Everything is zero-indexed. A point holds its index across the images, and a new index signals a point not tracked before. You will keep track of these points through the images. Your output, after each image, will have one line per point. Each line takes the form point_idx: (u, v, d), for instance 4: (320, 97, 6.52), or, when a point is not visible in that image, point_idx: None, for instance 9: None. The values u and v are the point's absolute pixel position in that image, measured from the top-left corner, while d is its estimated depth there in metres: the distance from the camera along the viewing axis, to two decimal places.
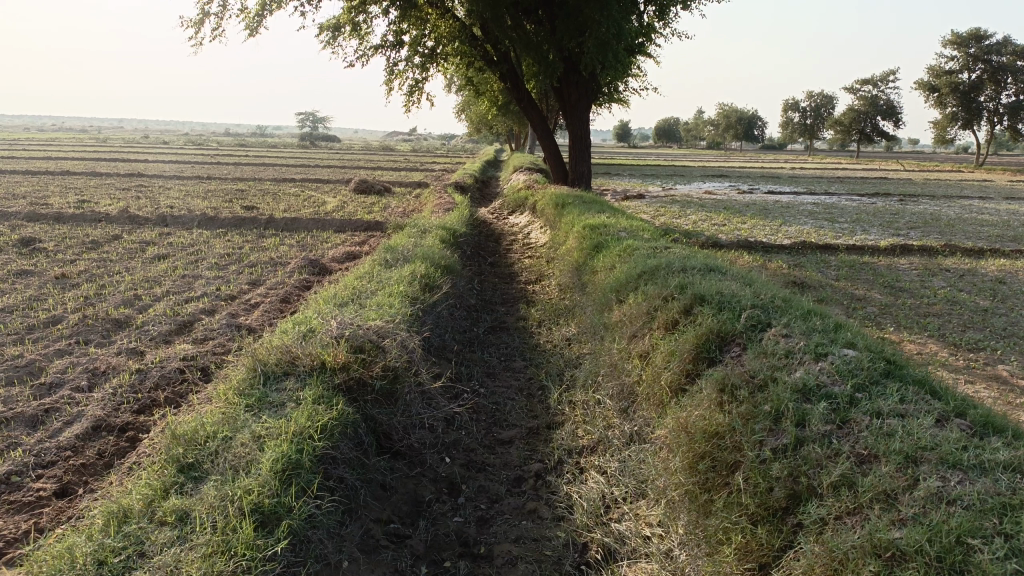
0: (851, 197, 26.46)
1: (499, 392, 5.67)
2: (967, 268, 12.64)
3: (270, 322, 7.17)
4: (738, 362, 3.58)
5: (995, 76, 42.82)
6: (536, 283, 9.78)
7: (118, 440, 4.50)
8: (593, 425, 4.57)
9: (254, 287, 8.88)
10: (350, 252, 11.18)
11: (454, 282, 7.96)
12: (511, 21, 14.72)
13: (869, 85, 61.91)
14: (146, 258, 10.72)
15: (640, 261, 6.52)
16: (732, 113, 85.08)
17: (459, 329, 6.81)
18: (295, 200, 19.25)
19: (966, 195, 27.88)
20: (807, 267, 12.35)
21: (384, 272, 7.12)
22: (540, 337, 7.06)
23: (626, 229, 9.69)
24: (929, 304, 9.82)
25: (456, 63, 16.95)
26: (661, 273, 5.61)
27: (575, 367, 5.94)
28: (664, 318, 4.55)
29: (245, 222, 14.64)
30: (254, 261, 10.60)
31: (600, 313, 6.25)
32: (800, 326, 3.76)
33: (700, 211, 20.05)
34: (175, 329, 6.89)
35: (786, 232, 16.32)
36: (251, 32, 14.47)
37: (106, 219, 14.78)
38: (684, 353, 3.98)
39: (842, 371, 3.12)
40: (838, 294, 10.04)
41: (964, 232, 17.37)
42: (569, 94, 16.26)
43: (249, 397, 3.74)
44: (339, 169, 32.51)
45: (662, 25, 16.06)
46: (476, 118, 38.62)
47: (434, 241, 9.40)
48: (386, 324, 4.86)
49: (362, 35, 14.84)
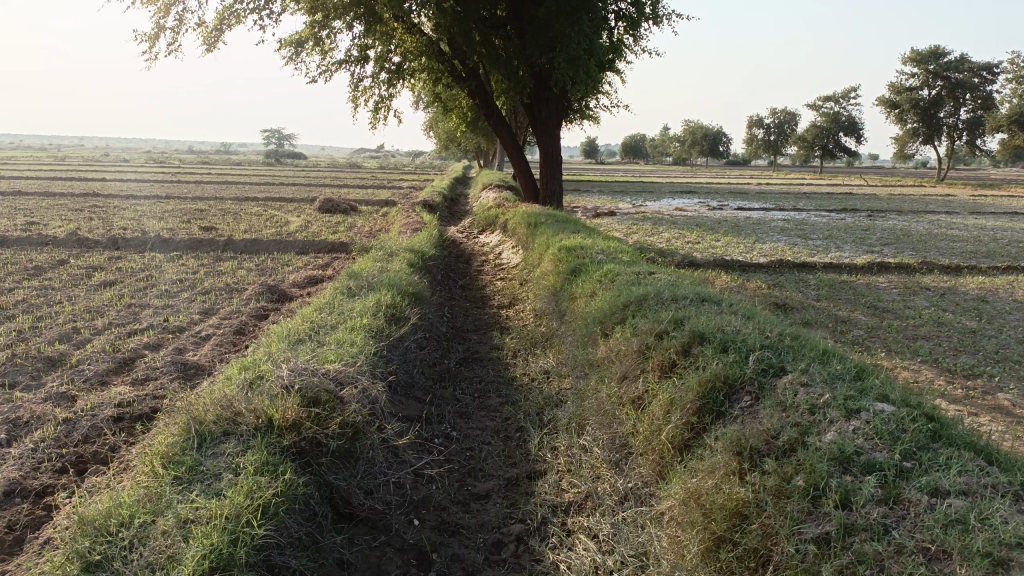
0: (820, 212, 26.50)
1: (473, 435, 5.11)
2: (947, 286, 12.40)
3: (221, 358, 6.55)
4: (755, 418, 3.11)
5: (954, 92, 43.49)
6: (509, 308, 9.29)
7: (32, 508, 3.87)
8: (580, 477, 4.03)
9: (205, 316, 8.24)
10: (312, 276, 10.57)
11: (423, 311, 7.41)
12: (479, 36, 14.27)
13: (832, 102, 62.80)
14: (92, 286, 10.02)
15: (625, 289, 6.03)
16: (698, 129, 85.83)
17: (428, 363, 6.24)
18: (257, 219, 18.56)
19: (933, 210, 28.06)
20: (787, 286, 12.02)
21: (347, 302, 6.55)
22: (516, 369, 6.54)
23: (604, 250, 9.23)
24: (916, 326, 9.45)
25: (424, 78, 16.45)
26: (651, 303, 5.14)
27: (557, 407, 5.41)
28: (658, 357, 4.06)
29: (203, 244, 13.95)
30: (208, 287, 9.94)
31: (584, 346, 5.76)
32: (821, 372, 3.29)
33: (672, 228, 19.73)
34: (113, 368, 6.23)
35: (761, 250, 16.03)
36: (209, 47, 13.88)
37: (53, 242, 13.99)
38: (688, 403, 3.49)
39: (883, 433, 2.67)
40: (822, 316, 9.66)
41: (938, 248, 17.23)
42: (539, 111, 15.86)
43: (179, 466, 3.16)
44: (303, 186, 31.90)
45: (633, 41, 15.76)
46: (444, 134, 38.24)
47: (402, 265, 8.84)
48: (345, 367, 4.29)
49: (325, 50, 14.30)
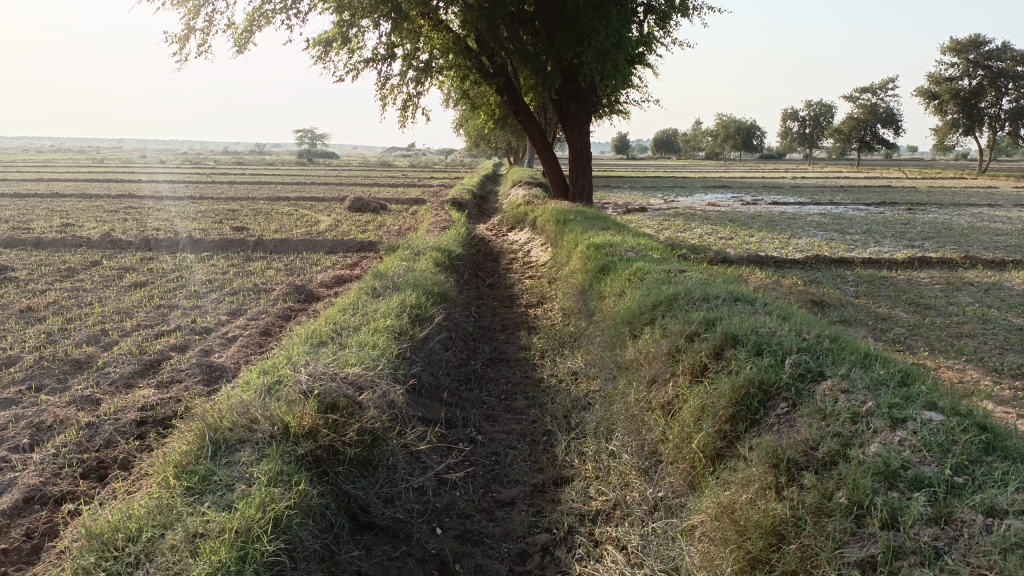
0: (858, 206, 25.91)
1: (499, 439, 4.98)
2: (992, 281, 11.98)
3: (246, 360, 6.50)
4: (793, 428, 2.93)
5: (995, 81, 42.28)
6: (538, 306, 9.15)
7: (52, 514, 3.82)
8: (609, 484, 3.86)
9: (232, 317, 8.22)
10: (340, 276, 10.52)
11: (448, 311, 7.30)
12: (506, 31, 14.11)
13: (868, 93, 61.58)
14: (123, 287, 10.08)
15: (655, 288, 5.85)
16: (731, 123, 84.81)
17: (453, 364, 6.12)
18: (287, 219, 18.65)
19: (975, 203, 27.32)
20: (824, 283, 11.71)
21: (371, 303, 6.45)
22: (543, 370, 6.39)
23: (634, 247, 9.05)
24: (959, 324, 9.11)
25: (451, 75, 16.34)
26: (681, 303, 4.97)
27: (584, 410, 5.25)
28: (688, 360, 3.89)
29: (233, 245, 14.02)
30: (236, 288, 9.94)
31: (613, 347, 5.59)
32: (863, 377, 3.10)
33: (704, 224, 19.41)
34: (139, 371, 6.22)
35: (796, 245, 15.68)
36: (239, 49, 13.93)
37: (87, 244, 14.17)
38: (720, 410, 3.32)
39: (931, 445, 2.48)
40: (861, 314, 9.37)
41: (981, 242, 16.72)
42: (567, 106, 15.67)
43: (192, 476, 3.07)
44: (334, 186, 32.14)
45: (663, 34, 15.50)
46: (474, 132, 38.21)
47: (429, 265, 8.73)
48: (365, 371, 4.17)
49: (353, 49, 14.26)
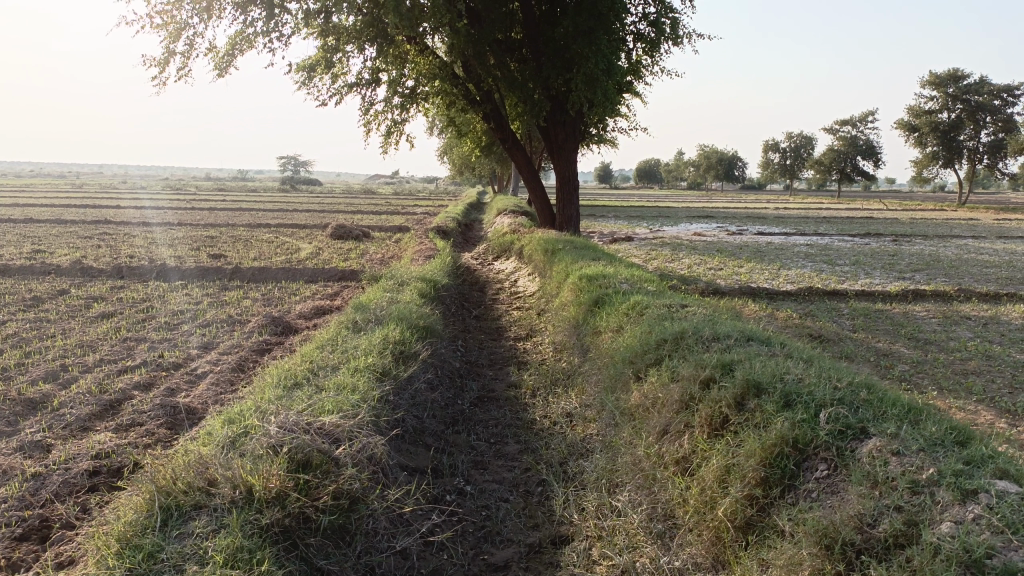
0: (843, 237, 25.83)
1: (489, 490, 4.53)
2: (989, 315, 11.71)
3: (215, 400, 6.02)
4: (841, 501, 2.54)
5: (974, 115, 42.72)
6: (527, 340, 8.73)
7: None
8: (614, 547, 3.35)
9: (203, 352, 7.73)
10: (319, 307, 10.06)
11: (435, 345, 6.87)
12: (494, 59, 13.84)
13: (848, 125, 62.24)
14: (90, 318, 9.57)
15: (657, 325, 5.47)
16: (713, 154, 85.41)
17: (439, 404, 5.67)
18: (268, 247, 18.19)
19: (958, 234, 27.34)
20: (819, 316, 11.39)
21: (351, 338, 6.01)
22: (535, 411, 5.95)
23: (628, 279, 8.70)
24: (963, 360, 8.77)
25: (438, 102, 16.05)
26: (691, 343, 4.57)
27: (583, 458, 4.82)
28: (705, 410, 3.49)
29: (209, 273, 13.52)
30: (210, 319, 9.45)
31: (613, 388, 5.19)
32: (914, 437, 2.71)
33: (692, 254, 19.14)
34: (96, 413, 5.72)
35: (787, 276, 15.41)
36: (220, 72, 13.60)
37: (57, 271, 13.63)
38: (747, 471, 2.92)
39: (1017, 526, 2.07)
40: (861, 349, 9.03)
41: (971, 274, 16.52)
42: (555, 134, 15.40)
43: (135, 552, 2.61)
44: (316, 213, 31.69)
45: (652, 62, 15.33)
46: (460, 160, 37.97)
47: (413, 296, 8.30)
48: (343, 420, 3.73)
49: (337, 74, 13.94)
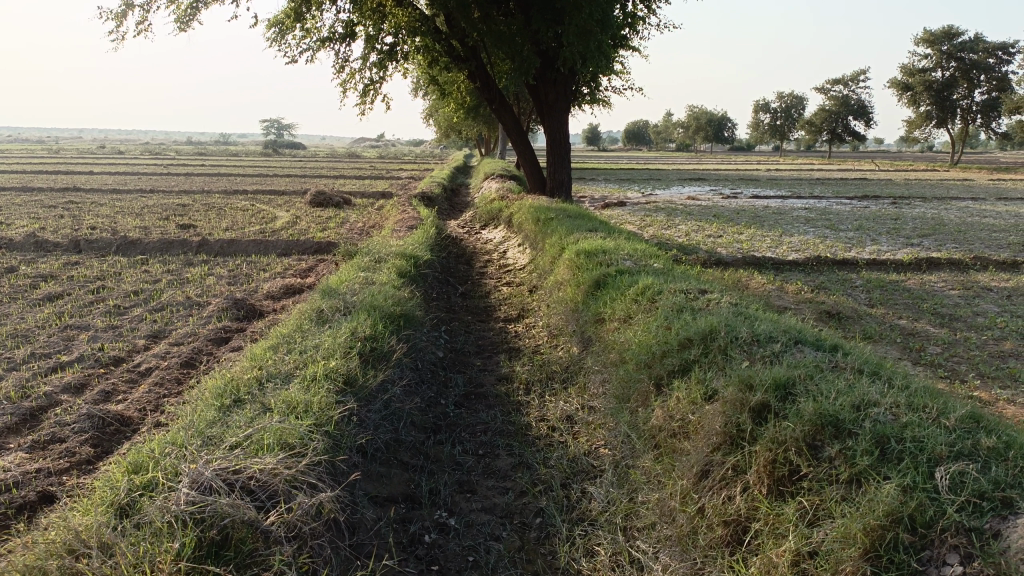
0: (840, 200, 24.97)
1: (478, 525, 3.62)
2: (1011, 287, 10.88)
3: (156, 406, 5.12)
4: None
5: (968, 73, 41.62)
6: (518, 322, 7.85)
7: None
8: None
9: (152, 343, 6.78)
10: (289, 287, 9.12)
11: (414, 334, 5.97)
12: (479, 11, 12.68)
13: (840, 85, 61.15)
14: (32, 301, 8.58)
15: (676, 318, 4.61)
16: (702, 114, 84.04)
17: (419, 410, 4.77)
18: (241, 215, 17.13)
19: (957, 196, 26.48)
20: (832, 289, 10.52)
21: (313, 334, 5.11)
22: (531, 413, 5.07)
23: (630, 253, 7.82)
24: (997, 339, 7.94)
25: (420, 60, 14.91)
26: (728, 354, 3.72)
27: (590, 481, 3.97)
28: (764, 454, 2.75)
29: (173, 246, 12.49)
30: (165, 301, 8.49)
31: (626, 396, 4.34)
32: None
33: (688, 219, 18.20)
34: (11, 426, 4.79)
35: (791, 244, 14.53)
36: (183, 27, 12.48)
37: (7, 246, 12.55)
38: (846, 565, 2.24)
39: None
40: (884, 328, 8.19)
41: (982, 239, 15.67)
42: (545, 94, 14.37)
43: None
44: (298, 178, 30.46)
45: (647, 14, 14.21)
46: (445, 122, 36.75)
47: (390, 277, 7.37)
48: (280, 460, 2.85)
49: (310, 31, 12.82)
